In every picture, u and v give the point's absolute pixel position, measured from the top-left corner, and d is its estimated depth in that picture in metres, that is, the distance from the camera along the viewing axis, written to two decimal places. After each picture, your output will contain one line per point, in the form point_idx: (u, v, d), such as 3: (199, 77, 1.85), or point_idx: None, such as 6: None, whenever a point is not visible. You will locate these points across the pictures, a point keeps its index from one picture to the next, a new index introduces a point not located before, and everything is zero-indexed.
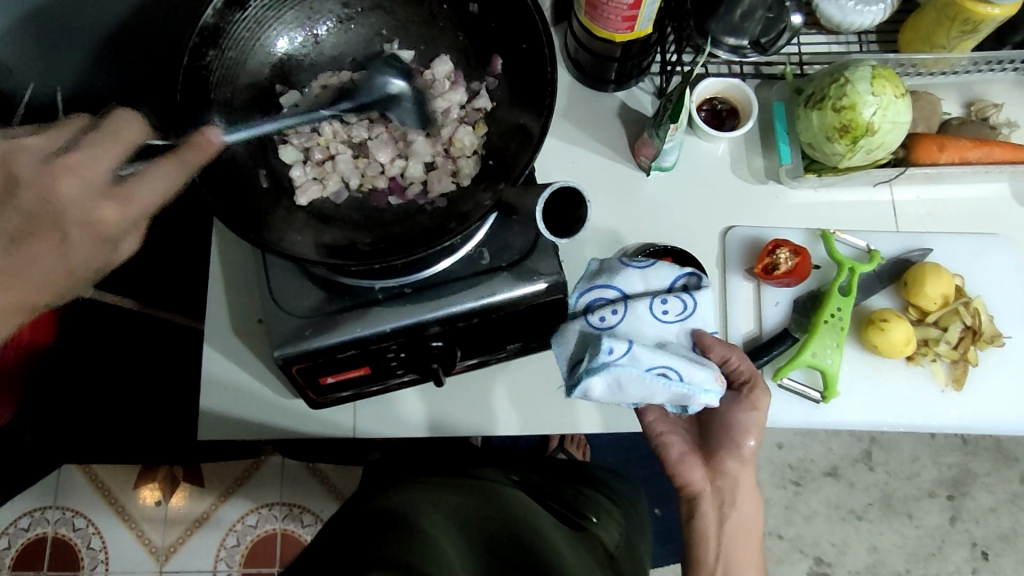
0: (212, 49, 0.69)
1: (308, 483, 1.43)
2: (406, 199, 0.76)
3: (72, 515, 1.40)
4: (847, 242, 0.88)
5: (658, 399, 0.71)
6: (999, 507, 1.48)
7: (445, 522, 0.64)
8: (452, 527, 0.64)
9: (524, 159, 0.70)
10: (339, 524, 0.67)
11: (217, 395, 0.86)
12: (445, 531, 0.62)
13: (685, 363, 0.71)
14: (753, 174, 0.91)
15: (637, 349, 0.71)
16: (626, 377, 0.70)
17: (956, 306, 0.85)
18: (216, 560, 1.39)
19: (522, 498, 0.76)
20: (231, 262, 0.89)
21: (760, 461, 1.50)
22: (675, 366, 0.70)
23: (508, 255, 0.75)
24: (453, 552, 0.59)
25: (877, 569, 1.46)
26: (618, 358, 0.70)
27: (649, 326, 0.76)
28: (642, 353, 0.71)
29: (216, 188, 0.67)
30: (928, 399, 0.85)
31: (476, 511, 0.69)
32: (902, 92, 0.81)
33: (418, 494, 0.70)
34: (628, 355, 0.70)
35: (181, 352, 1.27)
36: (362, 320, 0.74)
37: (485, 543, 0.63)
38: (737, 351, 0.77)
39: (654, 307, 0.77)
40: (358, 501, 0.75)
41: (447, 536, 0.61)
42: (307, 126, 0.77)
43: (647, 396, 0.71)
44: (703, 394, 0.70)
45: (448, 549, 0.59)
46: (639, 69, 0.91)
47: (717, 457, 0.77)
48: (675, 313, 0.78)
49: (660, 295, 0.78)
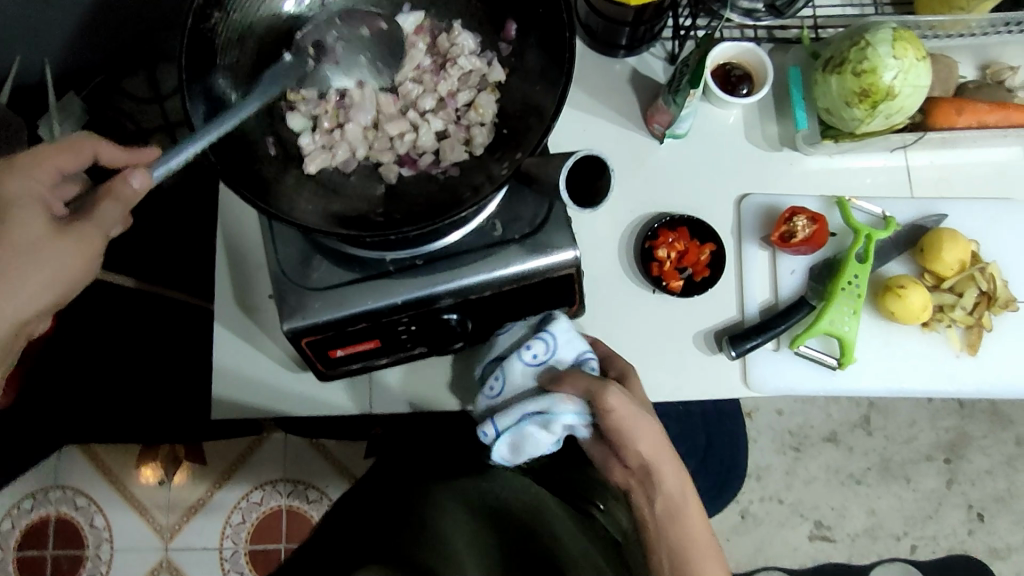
0: (217, 11, 0.67)
1: (312, 460, 1.42)
2: (418, 170, 0.74)
3: (75, 495, 1.39)
4: (863, 208, 0.87)
5: (545, 440, 0.73)
6: (995, 470, 1.51)
7: (461, 514, 0.72)
8: (464, 522, 0.70)
9: (540, 132, 0.67)
10: (363, 498, 0.81)
11: (225, 371, 0.85)
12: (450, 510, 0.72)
13: (515, 392, 0.76)
14: (767, 140, 0.90)
15: (500, 418, 0.74)
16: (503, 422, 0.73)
17: (972, 272, 0.85)
18: (222, 537, 1.39)
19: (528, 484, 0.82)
20: (235, 237, 0.88)
21: (761, 428, 1.52)
22: (526, 410, 0.72)
23: (519, 227, 0.74)
24: (463, 549, 0.65)
25: (875, 532, 1.48)
26: (492, 391, 0.77)
27: (570, 332, 0.77)
28: (504, 417, 0.73)
29: (223, 155, 0.65)
30: (942, 365, 0.85)
31: (482, 510, 0.74)
32: (923, 55, 0.80)
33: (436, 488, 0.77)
34: (499, 429, 0.73)
35: (185, 332, 1.27)
36: (374, 292, 0.72)
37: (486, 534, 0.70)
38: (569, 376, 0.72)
39: (520, 352, 0.76)
40: (375, 483, 0.86)
41: (458, 520, 0.70)
42: (314, 93, 0.74)
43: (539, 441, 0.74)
44: (560, 417, 0.72)
45: (445, 524, 0.68)
46: (651, 33, 0.88)
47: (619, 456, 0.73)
48: (543, 352, 0.76)
49: (536, 366, 0.76)
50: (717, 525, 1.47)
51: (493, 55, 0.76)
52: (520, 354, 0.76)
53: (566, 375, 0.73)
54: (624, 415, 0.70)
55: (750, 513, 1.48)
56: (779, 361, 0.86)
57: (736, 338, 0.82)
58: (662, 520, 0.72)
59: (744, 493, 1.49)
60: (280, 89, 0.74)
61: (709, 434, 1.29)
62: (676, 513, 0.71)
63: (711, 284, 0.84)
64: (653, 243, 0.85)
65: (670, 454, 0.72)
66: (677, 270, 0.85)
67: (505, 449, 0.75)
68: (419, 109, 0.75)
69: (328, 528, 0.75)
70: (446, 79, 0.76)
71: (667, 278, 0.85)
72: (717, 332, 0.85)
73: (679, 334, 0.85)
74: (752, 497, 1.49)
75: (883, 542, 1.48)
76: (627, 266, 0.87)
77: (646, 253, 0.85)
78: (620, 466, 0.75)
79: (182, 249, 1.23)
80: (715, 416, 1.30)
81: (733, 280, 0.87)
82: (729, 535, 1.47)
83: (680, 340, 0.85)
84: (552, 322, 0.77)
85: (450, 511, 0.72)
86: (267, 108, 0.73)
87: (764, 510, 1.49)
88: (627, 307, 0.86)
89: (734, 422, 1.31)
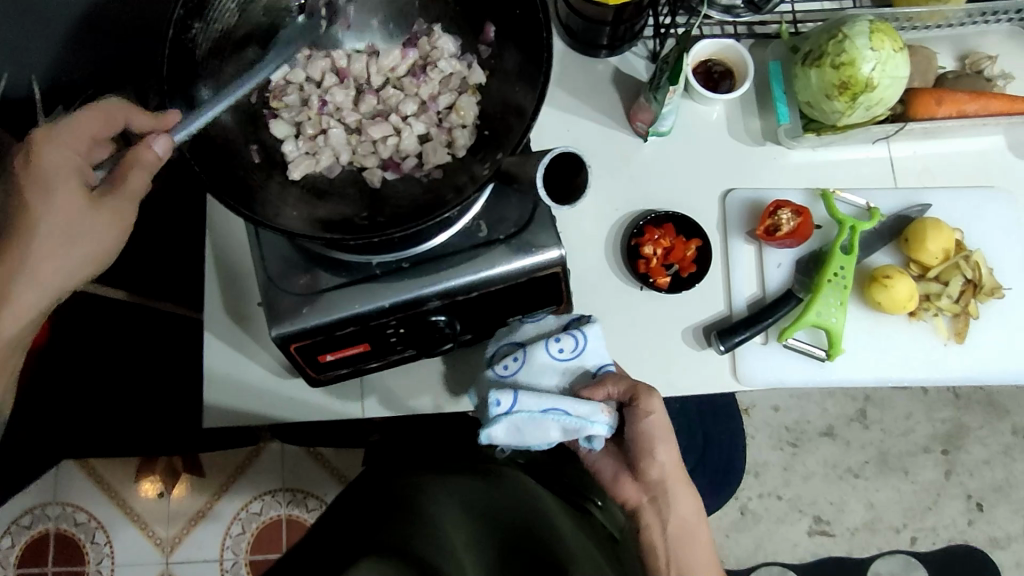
0: (197, 22, 0.66)
1: (310, 469, 1.42)
2: (402, 173, 0.75)
3: (73, 511, 1.39)
4: (847, 200, 0.88)
5: (553, 436, 0.72)
6: (993, 460, 1.51)
7: (453, 512, 0.71)
8: (456, 516, 0.70)
9: (520, 131, 0.68)
10: (356, 497, 0.81)
11: (217, 379, 0.85)
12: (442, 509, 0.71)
13: (532, 382, 0.76)
14: (750, 135, 0.91)
15: (524, 398, 0.71)
16: (522, 403, 0.71)
17: (957, 261, 0.86)
18: (222, 548, 1.39)
19: (522, 480, 0.82)
20: (225, 247, 0.88)
21: (758, 424, 1.52)
22: (562, 406, 0.71)
23: (504, 227, 0.74)
24: (456, 544, 0.65)
25: (875, 525, 1.48)
26: (509, 369, 0.76)
27: (603, 342, 0.78)
28: (529, 399, 0.71)
29: (205, 162, 0.66)
30: (930, 354, 0.86)
31: (473, 503, 0.74)
32: (900, 46, 0.81)
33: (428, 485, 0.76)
34: (516, 406, 0.71)
35: (178, 343, 1.27)
36: (361, 296, 0.72)
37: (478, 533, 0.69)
38: (613, 378, 0.75)
39: (548, 342, 0.76)
40: (364, 484, 0.86)
41: (451, 520, 0.69)
42: (297, 100, 0.75)
43: (545, 435, 0.72)
44: (592, 426, 0.72)
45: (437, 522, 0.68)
46: (632, 32, 0.88)
47: (641, 468, 0.76)
48: (571, 349, 0.76)
49: (560, 360, 0.76)
50: (717, 522, 1.47)
51: (473, 58, 0.76)
52: (549, 343, 0.76)
53: (606, 378, 0.75)
54: (659, 423, 0.75)
55: (750, 510, 1.48)
56: (768, 354, 0.86)
57: (724, 333, 0.83)
58: (674, 538, 0.76)
59: (742, 490, 1.49)
60: (263, 97, 0.74)
61: (706, 431, 1.30)
62: (683, 530, 0.77)
63: (697, 280, 0.85)
64: (639, 240, 0.86)
65: (683, 475, 0.77)
66: (664, 266, 0.86)
67: (505, 431, 0.71)
68: (401, 113, 0.76)
69: (320, 527, 0.75)
70: (427, 83, 0.77)
71: (653, 274, 0.85)
72: (706, 327, 0.86)
73: (668, 331, 0.85)
74: (750, 494, 1.49)
75: (883, 535, 1.48)
76: (614, 263, 0.87)
77: (633, 250, 0.86)
78: (633, 480, 0.78)
79: (173, 261, 1.24)
80: (711, 413, 1.30)
81: (720, 276, 0.88)
82: (730, 533, 1.47)
83: (669, 337, 0.85)
84: (587, 324, 0.77)
85: (442, 507, 0.71)
86: (250, 116, 0.73)
87: (764, 506, 1.48)
88: (616, 305, 0.86)
89: (731, 418, 1.31)
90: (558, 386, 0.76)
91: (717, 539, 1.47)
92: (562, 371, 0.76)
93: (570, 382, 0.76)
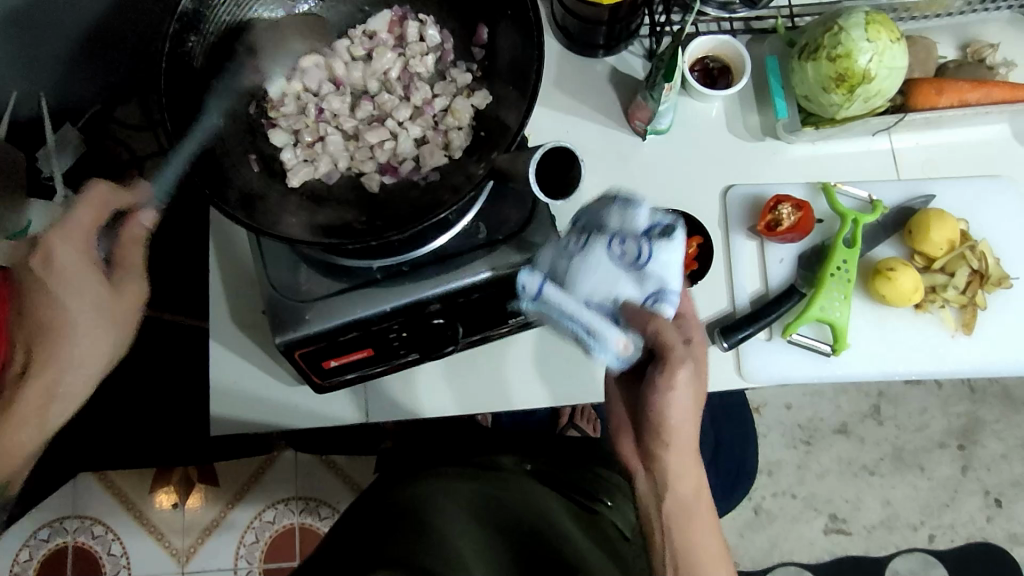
0: (194, 34, 0.67)
1: (322, 476, 1.42)
2: (399, 177, 0.75)
3: (91, 523, 1.40)
4: (849, 193, 0.87)
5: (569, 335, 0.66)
6: (1010, 454, 1.48)
7: (460, 520, 0.70)
8: (463, 515, 0.71)
9: (514, 125, 0.69)
10: (370, 503, 0.80)
11: (225, 388, 0.86)
12: (455, 520, 0.70)
13: (582, 274, 0.64)
14: (749, 131, 0.90)
15: (552, 290, 0.65)
16: (550, 291, 0.65)
17: (963, 251, 0.85)
18: (237, 557, 1.40)
19: (526, 484, 0.81)
20: (229, 257, 0.89)
21: (771, 423, 1.50)
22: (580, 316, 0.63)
23: (505, 229, 0.74)
24: (462, 543, 0.66)
25: (891, 523, 1.46)
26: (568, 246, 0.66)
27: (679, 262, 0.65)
28: (557, 294, 0.64)
29: (206, 175, 0.66)
30: (937, 346, 0.85)
31: (473, 500, 0.75)
32: (897, 36, 0.80)
33: (444, 492, 0.75)
34: (543, 293, 0.65)
35: (188, 353, 1.28)
36: (362, 301, 0.73)
37: (488, 541, 0.68)
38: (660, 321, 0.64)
39: (615, 243, 0.65)
40: (375, 490, 0.87)
41: (457, 528, 0.68)
42: (294, 109, 0.75)
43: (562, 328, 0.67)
44: (602, 351, 0.64)
45: (445, 531, 0.67)
46: (628, 32, 0.89)
47: None
48: (637, 258, 0.64)
49: (619, 262, 0.64)
50: (731, 522, 1.45)
51: (467, 62, 0.77)
52: (614, 242, 0.65)
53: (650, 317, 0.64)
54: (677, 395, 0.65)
55: (764, 509, 1.46)
56: (774, 350, 0.85)
57: (728, 329, 0.82)
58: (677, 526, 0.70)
59: (757, 489, 1.47)
60: (261, 108, 0.75)
61: (716, 430, 1.30)
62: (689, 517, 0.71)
63: (699, 277, 0.85)
64: None
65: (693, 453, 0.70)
66: None
67: (529, 295, 0.67)
68: (396, 117, 0.77)
69: (337, 535, 0.75)
70: (422, 86, 0.78)
71: None
72: (710, 324, 0.85)
73: None
74: (765, 493, 1.47)
75: (900, 533, 1.46)
76: None
77: None
78: None
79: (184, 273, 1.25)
80: (722, 412, 1.30)
81: (722, 272, 0.87)
82: (744, 533, 1.46)
83: None
84: (664, 239, 0.64)
85: (452, 516, 0.70)
86: (249, 127, 0.73)
87: (779, 505, 1.47)
88: None
89: (742, 417, 1.31)
90: (596, 294, 0.64)
91: (732, 539, 1.45)
92: (615, 275, 0.64)
93: (617, 297, 0.64)
